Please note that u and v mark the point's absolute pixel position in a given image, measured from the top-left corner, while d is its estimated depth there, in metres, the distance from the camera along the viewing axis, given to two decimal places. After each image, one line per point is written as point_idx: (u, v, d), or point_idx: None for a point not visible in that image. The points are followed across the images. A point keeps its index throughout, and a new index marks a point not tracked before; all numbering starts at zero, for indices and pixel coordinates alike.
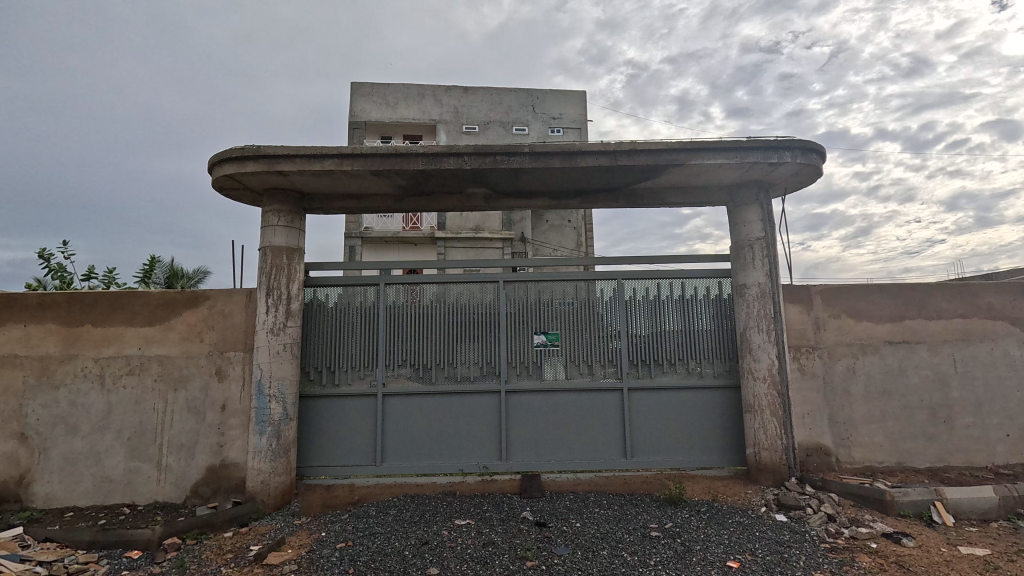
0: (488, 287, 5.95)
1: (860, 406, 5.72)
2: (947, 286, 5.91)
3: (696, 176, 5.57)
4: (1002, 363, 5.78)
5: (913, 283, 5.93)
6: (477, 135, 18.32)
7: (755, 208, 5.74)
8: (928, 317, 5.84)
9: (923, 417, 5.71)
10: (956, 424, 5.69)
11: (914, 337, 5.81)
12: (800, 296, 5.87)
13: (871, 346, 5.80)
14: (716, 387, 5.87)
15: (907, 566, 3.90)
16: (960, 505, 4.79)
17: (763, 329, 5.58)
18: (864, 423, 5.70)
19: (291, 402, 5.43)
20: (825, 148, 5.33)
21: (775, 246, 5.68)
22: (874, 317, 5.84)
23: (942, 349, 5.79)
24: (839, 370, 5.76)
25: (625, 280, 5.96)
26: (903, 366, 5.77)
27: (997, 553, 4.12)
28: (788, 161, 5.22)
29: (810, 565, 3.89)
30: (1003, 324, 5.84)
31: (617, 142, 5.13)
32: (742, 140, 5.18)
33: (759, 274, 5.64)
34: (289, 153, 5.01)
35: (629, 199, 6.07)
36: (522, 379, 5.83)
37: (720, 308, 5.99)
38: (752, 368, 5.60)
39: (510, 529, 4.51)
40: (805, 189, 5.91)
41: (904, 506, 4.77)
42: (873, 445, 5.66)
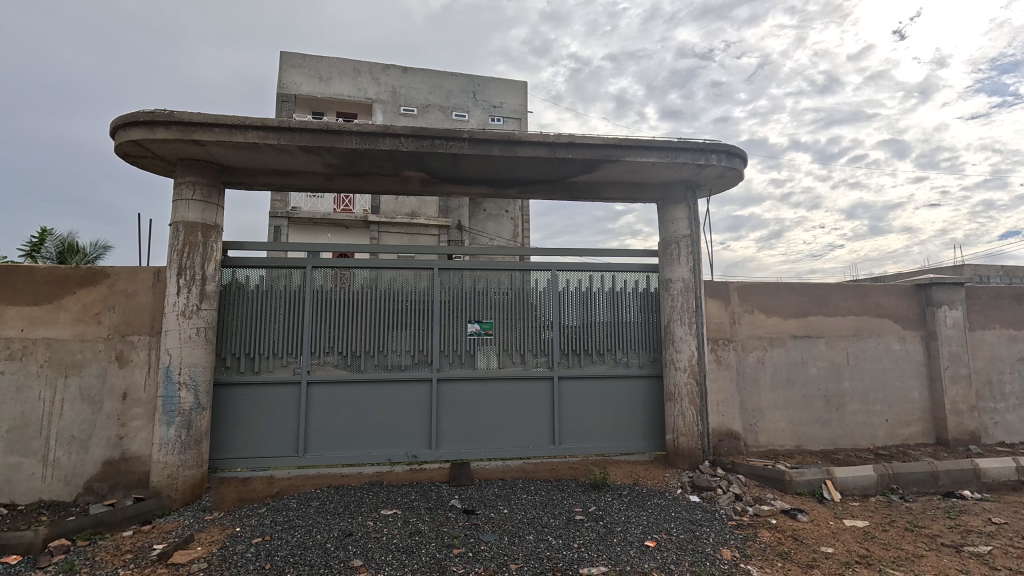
0: (423, 274, 5.83)
1: (767, 394, 6.20)
2: (845, 287, 6.52)
3: (630, 173, 5.74)
4: (886, 356, 6.49)
5: (817, 283, 6.49)
6: (415, 118, 17.82)
7: (682, 207, 6.03)
8: (828, 314, 6.42)
9: (819, 405, 6.28)
10: (846, 411, 6.32)
11: (815, 332, 6.37)
12: (719, 291, 6.25)
13: (778, 340, 6.29)
14: (642, 376, 6.13)
15: (800, 539, 4.29)
16: (847, 483, 5.35)
17: (686, 322, 5.90)
18: (769, 410, 6.19)
19: (205, 391, 5.06)
20: (746, 154, 5.68)
21: (699, 244, 6.01)
22: (782, 312, 6.34)
23: (838, 343, 6.40)
24: (750, 361, 6.21)
25: (559, 271, 6.06)
26: (805, 358, 6.32)
27: (874, 524, 4.64)
28: (714, 163, 5.51)
29: (717, 541, 4.18)
30: (888, 322, 6.55)
31: (555, 134, 5.18)
32: (673, 140, 5.39)
33: (684, 269, 5.95)
34: (207, 121, 4.61)
35: (566, 192, 6.14)
36: (454, 368, 5.79)
37: (647, 301, 6.24)
38: (673, 359, 5.91)
39: (438, 518, 4.48)
40: (727, 190, 6.26)
41: (800, 485, 5.25)
42: (776, 430, 6.17)
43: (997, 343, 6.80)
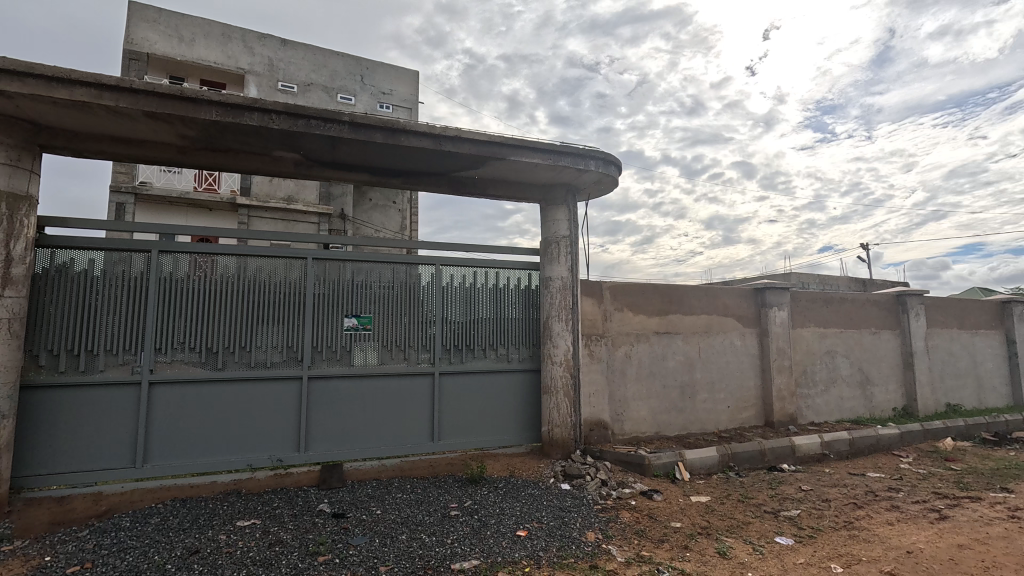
0: (295, 264, 5.40)
1: (632, 386, 6.73)
2: (699, 289, 7.31)
3: (515, 172, 5.86)
4: (729, 351, 7.39)
5: (677, 284, 7.19)
6: (295, 96, 16.49)
7: (563, 209, 6.32)
8: (685, 313, 7.15)
9: (675, 394, 6.97)
10: (697, 399, 7.10)
11: (673, 329, 7.05)
12: (593, 290, 6.64)
13: (643, 336, 6.86)
14: (521, 371, 6.31)
15: (654, 517, 4.72)
16: (695, 463, 6.01)
17: (563, 318, 6.18)
18: (634, 400, 6.72)
19: (7, 396, 4.18)
20: (620, 163, 6.10)
21: (577, 245, 6.34)
22: (647, 311, 6.92)
23: (692, 339, 7.16)
24: (619, 356, 6.69)
25: (444, 266, 6.00)
26: (665, 353, 6.97)
27: (715, 498, 5.26)
28: (592, 169, 5.83)
29: (583, 525, 4.44)
30: (732, 320, 7.47)
31: (441, 127, 5.10)
32: (556, 144, 5.60)
33: (563, 268, 6.24)
34: (16, 69, 3.80)
35: (452, 186, 6.10)
36: (328, 365, 5.45)
37: (528, 298, 6.43)
38: (551, 354, 6.16)
39: (303, 525, 4.18)
40: (603, 195, 6.68)
41: (656, 468, 5.78)
42: (639, 418, 6.72)
43: (811, 339, 8.10)
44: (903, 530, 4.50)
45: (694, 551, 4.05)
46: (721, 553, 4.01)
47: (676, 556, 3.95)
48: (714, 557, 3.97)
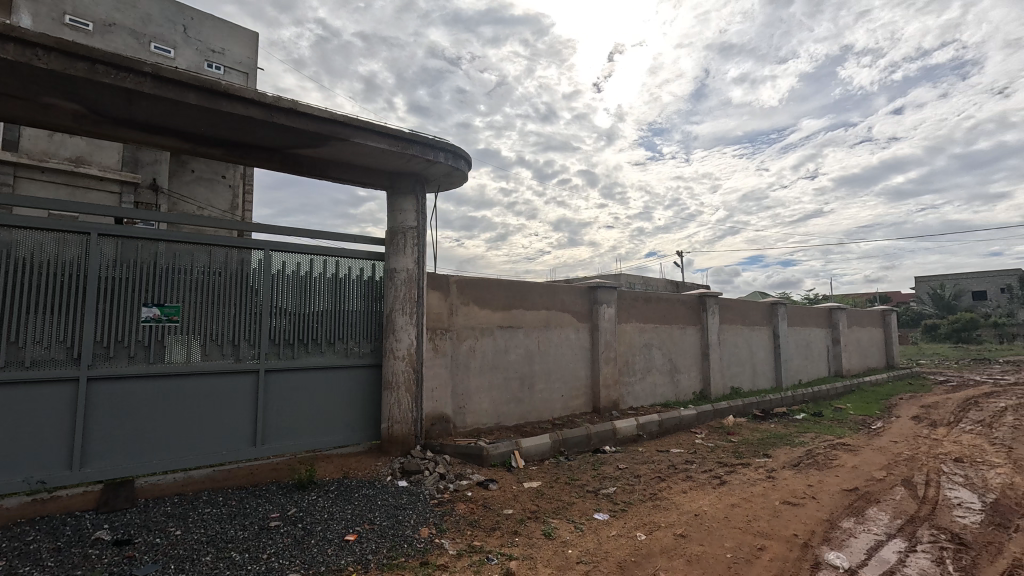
0: (74, 240, 4.38)
1: (475, 378, 6.84)
2: (540, 286, 7.72)
3: (360, 156, 5.52)
4: (565, 344, 7.95)
5: (521, 281, 7.48)
6: (89, 35, 13.50)
7: (411, 199, 6.16)
8: (527, 308, 7.49)
9: (515, 385, 7.27)
10: (535, 389, 7.50)
11: (516, 323, 7.34)
12: (440, 283, 6.59)
13: (487, 330, 7.02)
14: (361, 366, 5.99)
15: (488, 506, 4.86)
16: (529, 451, 6.36)
17: (407, 312, 6.02)
18: (476, 392, 6.84)
19: None
20: (470, 158, 6.14)
21: (425, 237, 6.23)
22: (491, 306, 7.09)
23: (533, 333, 7.53)
24: (463, 349, 6.74)
25: (274, 251, 5.42)
26: (507, 346, 7.21)
27: (545, 483, 5.61)
28: (441, 161, 5.77)
29: (418, 521, 4.38)
30: (568, 316, 8.04)
31: (273, 96, 4.57)
32: (404, 131, 5.41)
33: (408, 260, 6.08)
34: None
35: (287, 164, 5.54)
36: (117, 363, 4.53)
37: (371, 290, 6.12)
38: (393, 349, 5.95)
39: (69, 560, 3.41)
40: (453, 188, 6.68)
41: (494, 458, 5.98)
42: (480, 410, 6.86)
43: (633, 333, 9.11)
44: (693, 497, 5.29)
45: (523, 535, 4.24)
46: (547, 534, 4.27)
47: (505, 543, 4.10)
48: (540, 538, 4.20)
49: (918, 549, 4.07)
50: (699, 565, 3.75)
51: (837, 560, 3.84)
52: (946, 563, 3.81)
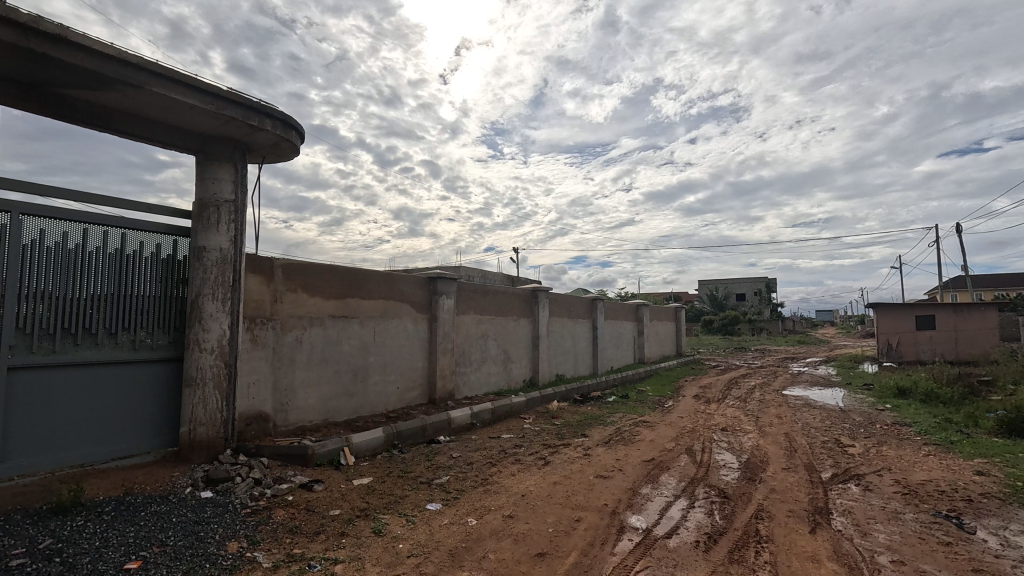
0: None
1: (301, 372, 6.24)
2: (379, 274, 7.39)
3: (159, 109, 4.66)
4: (403, 335, 7.76)
5: (357, 268, 7.06)
6: None
7: (228, 168, 5.42)
8: (363, 297, 7.10)
9: (347, 378, 6.85)
10: (368, 382, 7.16)
11: (350, 313, 6.90)
12: (261, 267, 5.86)
13: (317, 319, 6.46)
14: (154, 360, 5.02)
15: (312, 509, 4.49)
16: (360, 446, 6.07)
17: (218, 297, 5.24)
18: (302, 387, 6.25)
19: None
20: (301, 129, 5.70)
21: (243, 213, 5.54)
22: (323, 293, 6.54)
23: (368, 323, 7.17)
24: (288, 341, 6.10)
25: (28, 215, 4.23)
26: (339, 337, 6.74)
27: (376, 478, 5.40)
28: (267, 128, 5.23)
29: (225, 535, 3.84)
30: (407, 306, 7.85)
31: (35, 18, 3.61)
32: (221, 88, 4.76)
33: (222, 238, 5.30)
34: None
35: (52, 107, 4.41)
36: None
37: (168, 270, 5.15)
38: (198, 340, 5.11)
39: None
40: (280, 160, 6.11)
41: (320, 456, 5.56)
42: (306, 407, 6.30)
43: (471, 324, 9.30)
44: (520, 478, 5.61)
45: (351, 536, 4.01)
46: (377, 531, 4.10)
47: (330, 546, 3.82)
48: (369, 537, 4.02)
49: (696, 504, 4.91)
50: (524, 542, 3.97)
51: (637, 522, 4.42)
52: (714, 514, 4.66)
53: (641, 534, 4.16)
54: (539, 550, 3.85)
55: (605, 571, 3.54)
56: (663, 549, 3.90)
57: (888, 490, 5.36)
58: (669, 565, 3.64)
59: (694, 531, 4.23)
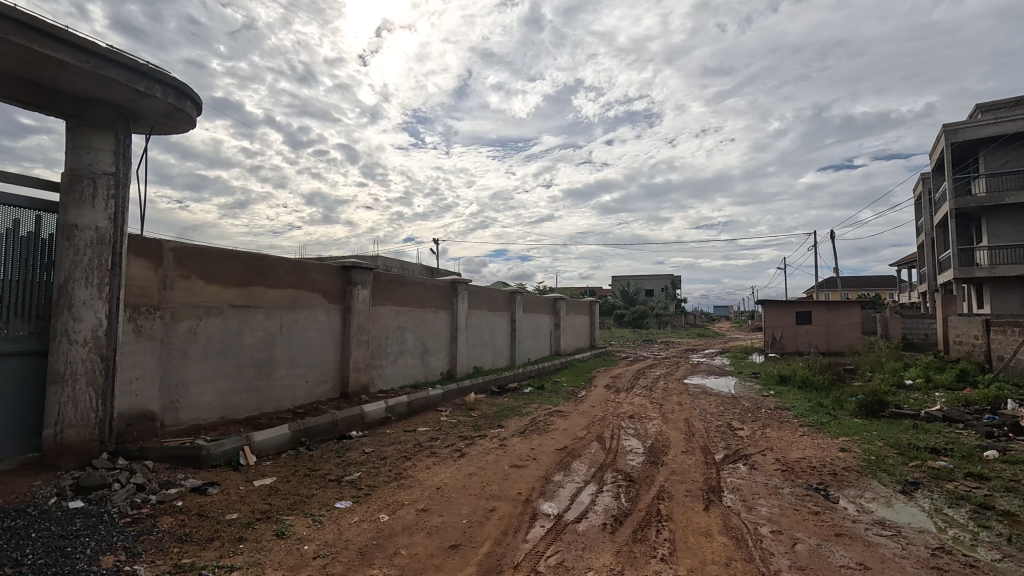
0: None
1: (195, 366, 5.70)
2: (287, 261, 6.93)
3: (20, 64, 4.07)
4: (313, 326, 7.35)
5: (262, 254, 6.57)
6: None
7: (108, 136, 4.82)
8: (269, 285, 6.62)
9: (250, 372, 6.36)
10: (274, 376, 6.71)
11: (254, 302, 6.41)
12: (148, 250, 5.27)
13: (215, 309, 5.92)
14: (9, 354, 4.33)
15: (206, 514, 4.14)
16: (263, 445, 5.69)
17: (93, 283, 4.63)
18: (196, 383, 5.71)
19: None
20: (198, 99, 5.26)
21: (126, 188, 4.96)
22: (222, 280, 6.01)
23: (275, 314, 6.70)
24: (180, 332, 5.53)
25: None
26: (241, 328, 6.24)
27: (280, 478, 5.09)
28: (157, 96, 4.75)
29: (99, 549, 3.42)
30: (318, 296, 7.44)
31: None
32: (101, 46, 4.25)
33: (99, 216, 4.71)
34: None
35: None
36: None
37: (28, 250, 4.47)
38: (67, 330, 4.49)
39: None
40: (172, 131, 5.58)
41: (216, 457, 5.15)
42: (201, 404, 5.76)
43: (387, 316, 9.02)
44: (435, 471, 5.56)
45: (250, 540, 3.74)
46: (279, 534, 3.86)
47: (226, 553, 3.53)
48: (271, 540, 3.77)
49: (604, 489, 5.15)
50: (438, 535, 3.94)
51: (549, 509, 4.55)
52: (620, 497, 4.91)
53: (552, 520, 4.29)
54: (452, 542, 3.83)
55: (517, 558, 3.61)
56: (573, 533, 4.04)
57: (770, 468, 5.96)
58: (578, 548, 3.78)
59: (602, 514, 4.43)
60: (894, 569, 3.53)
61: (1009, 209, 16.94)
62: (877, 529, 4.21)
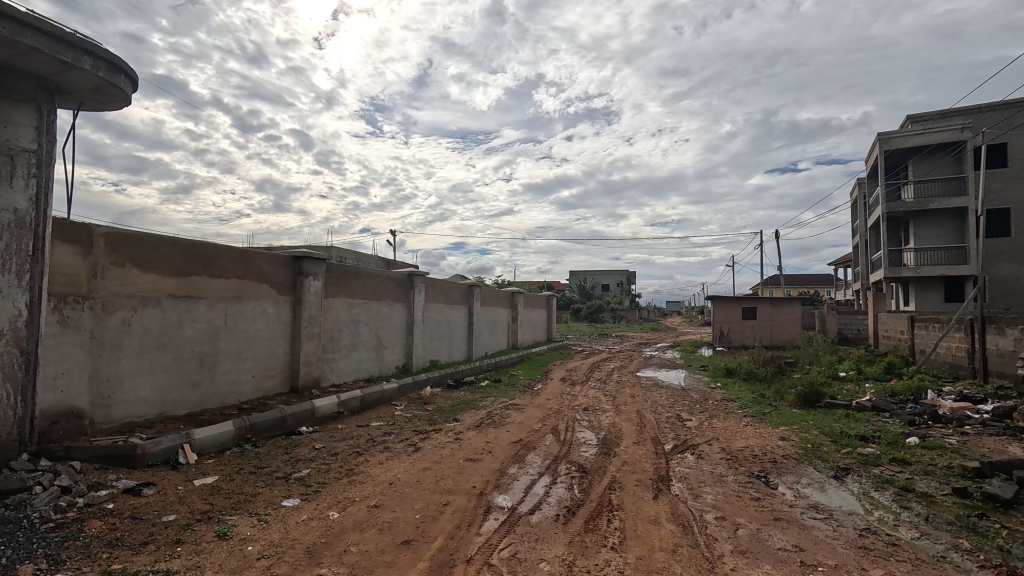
0: None
1: (130, 360, 5.35)
2: (232, 250, 6.61)
3: None
4: (261, 318, 7.05)
5: (205, 242, 6.23)
6: None
7: (28, 110, 4.43)
8: (212, 275, 6.29)
9: (191, 367, 6.04)
10: (217, 371, 6.40)
11: (196, 292, 6.07)
12: (75, 235, 4.89)
13: (152, 299, 5.58)
14: None
15: (140, 516, 3.90)
16: (204, 443, 5.42)
17: (11, 270, 4.26)
18: (130, 378, 5.36)
19: None
20: (133, 74, 4.92)
21: (49, 167, 4.59)
22: (160, 269, 5.66)
23: (218, 305, 6.38)
24: (112, 323, 5.17)
25: None
26: (181, 320, 5.90)
27: (223, 476, 4.86)
28: (86, 68, 4.41)
29: (16, 557, 3.16)
30: (266, 287, 7.15)
31: None
32: (21, 11, 3.89)
33: (18, 197, 4.33)
34: None
35: None
36: None
37: None
38: None
39: None
40: (102, 107, 5.19)
41: (153, 456, 4.87)
42: (136, 400, 5.42)
43: (340, 308, 8.77)
44: (389, 466, 5.46)
45: (189, 543, 3.56)
46: (221, 535, 3.69)
47: (161, 557, 3.34)
48: (211, 542, 3.60)
49: (558, 480, 5.21)
50: (390, 531, 3.88)
51: (503, 502, 4.56)
52: (573, 488, 5.00)
53: (506, 513, 4.31)
54: (404, 538, 3.78)
55: (471, 551, 3.60)
56: (526, 525, 4.07)
57: (715, 457, 6.21)
58: (531, 539, 3.81)
59: (555, 505, 4.49)
60: (826, 549, 3.76)
61: (934, 214, 18.28)
62: (812, 512, 4.46)
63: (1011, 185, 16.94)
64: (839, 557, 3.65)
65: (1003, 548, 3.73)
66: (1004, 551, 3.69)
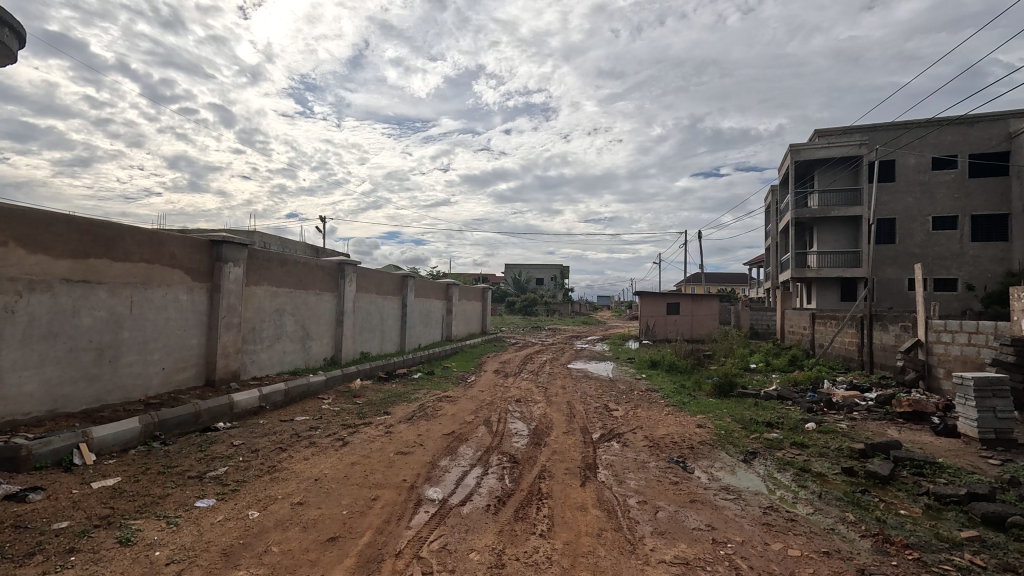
0: None
1: (13, 351, 4.77)
2: (139, 232, 6.05)
3: None
4: (172, 306, 6.51)
5: (106, 222, 5.66)
6: None
7: None
8: (115, 259, 5.73)
9: (88, 358, 5.48)
10: (120, 363, 5.85)
11: (94, 277, 5.50)
12: None
13: (42, 284, 5.00)
14: None
15: (25, 524, 3.50)
16: (104, 441, 4.95)
17: None
18: (14, 371, 4.78)
19: None
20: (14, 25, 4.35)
21: None
22: (53, 250, 5.09)
23: (121, 291, 5.81)
24: None
25: None
26: (76, 307, 5.33)
27: (126, 478, 4.46)
28: None
29: None
30: (179, 272, 6.61)
31: None
32: None
33: None
34: None
35: None
36: None
37: None
38: None
39: None
40: None
41: (41, 458, 4.38)
42: (20, 396, 4.84)
43: (263, 297, 8.28)
44: (314, 462, 5.26)
45: (84, 551, 3.25)
46: (123, 541, 3.40)
47: (51, 568, 3.03)
48: (111, 549, 3.30)
49: (489, 471, 5.27)
50: (315, 528, 3.75)
51: (433, 494, 4.54)
52: (504, 478, 5.07)
53: (436, 505, 4.29)
54: (330, 534, 3.67)
55: (399, 545, 3.56)
56: (456, 516, 4.08)
57: (639, 444, 6.53)
58: (461, 530, 3.83)
59: (486, 496, 4.54)
60: (734, 526, 4.08)
61: (834, 221, 20.16)
62: (723, 494, 4.81)
63: (897, 198, 18.99)
64: (746, 533, 3.96)
65: (881, 519, 4.22)
66: (881, 522, 4.17)
